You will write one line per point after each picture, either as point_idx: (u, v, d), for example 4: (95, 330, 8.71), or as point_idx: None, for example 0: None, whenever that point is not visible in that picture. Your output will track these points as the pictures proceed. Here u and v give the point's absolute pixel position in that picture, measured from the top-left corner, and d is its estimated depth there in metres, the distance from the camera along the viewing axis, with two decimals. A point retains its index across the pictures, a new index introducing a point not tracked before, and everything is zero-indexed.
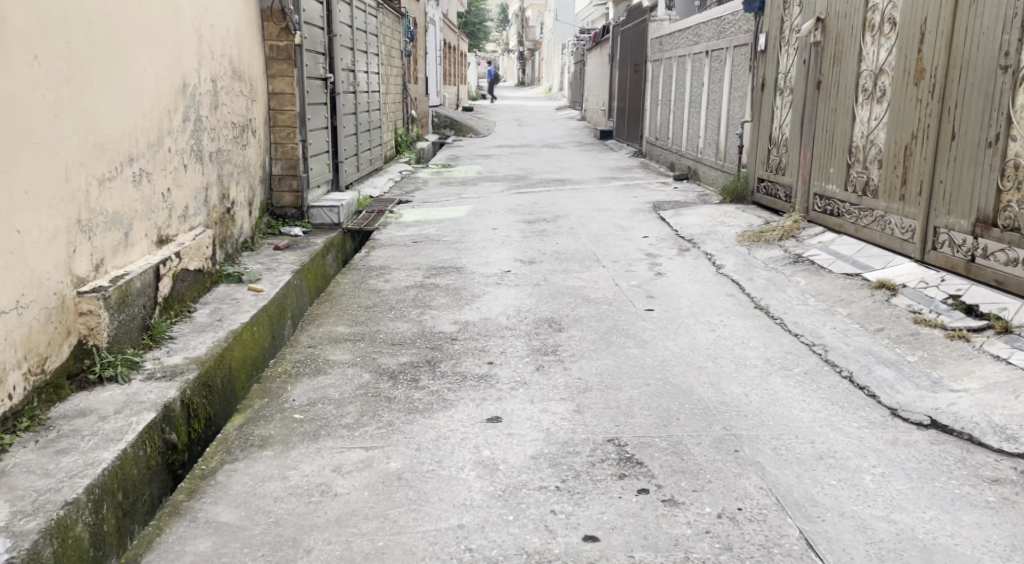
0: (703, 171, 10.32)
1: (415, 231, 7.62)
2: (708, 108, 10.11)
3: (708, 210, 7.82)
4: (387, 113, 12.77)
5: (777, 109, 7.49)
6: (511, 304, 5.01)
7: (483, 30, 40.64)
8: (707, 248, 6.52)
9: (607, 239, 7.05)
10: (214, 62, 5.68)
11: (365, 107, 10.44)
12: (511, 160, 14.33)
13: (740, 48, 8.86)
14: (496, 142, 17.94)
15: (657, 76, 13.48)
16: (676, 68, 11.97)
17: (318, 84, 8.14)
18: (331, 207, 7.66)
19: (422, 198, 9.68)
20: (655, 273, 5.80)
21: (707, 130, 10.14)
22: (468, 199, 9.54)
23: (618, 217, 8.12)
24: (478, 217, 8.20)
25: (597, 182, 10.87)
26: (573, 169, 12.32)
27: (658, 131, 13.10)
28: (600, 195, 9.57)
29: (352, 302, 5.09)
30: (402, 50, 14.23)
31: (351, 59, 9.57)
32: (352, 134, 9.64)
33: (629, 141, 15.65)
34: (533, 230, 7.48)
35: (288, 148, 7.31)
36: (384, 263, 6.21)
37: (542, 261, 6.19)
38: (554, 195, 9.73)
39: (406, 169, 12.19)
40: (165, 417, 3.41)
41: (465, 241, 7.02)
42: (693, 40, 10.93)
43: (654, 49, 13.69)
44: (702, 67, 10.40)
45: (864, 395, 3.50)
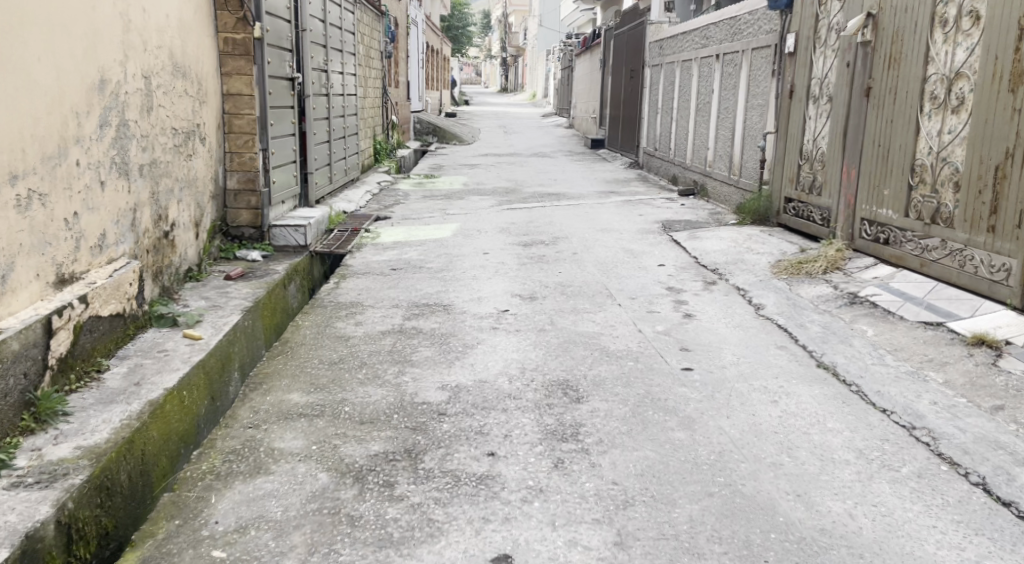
0: (713, 186, 9.38)
1: (394, 255, 6.61)
2: (720, 118, 9.17)
3: (729, 233, 6.86)
4: (365, 119, 11.77)
5: (810, 119, 6.56)
6: (512, 359, 4.03)
7: (466, 34, 39.73)
8: (736, 281, 5.56)
9: (616, 267, 6.08)
10: (148, 54, 4.68)
11: (339, 112, 9.43)
12: (499, 169, 13.34)
13: (760, 51, 7.92)
14: (482, 150, 16.93)
15: (656, 83, 12.53)
16: (680, 74, 11.03)
17: (284, 85, 7.12)
18: (296, 227, 6.59)
19: (403, 213, 8.66)
20: (681, 314, 4.84)
21: (719, 142, 9.19)
22: (453, 215, 8.54)
23: (626, 240, 7.14)
24: (466, 239, 7.21)
25: (595, 197, 9.90)
26: (567, 181, 11.36)
27: (658, 141, 12.14)
28: (601, 213, 8.61)
29: (314, 355, 4.08)
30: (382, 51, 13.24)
31: (323, 57, 8.56)
32: (324, 142, 8.63)
33: (624, 151, 14.71)
34: (531, 255, 6.50)
35: (244, 159, 6.30)
36: (357, 299, 5.19)
37: (545, 297, 5.22)
38: (550, 212, 8.74)
39: (385, 179, 11.18)
40: (25, 551, 2.51)
41: (452, 269, 6.03)
42: (701, 42, 9.99)
43: (654, 53, 12.75)
44: (712, 73, 9.45)
45: (1014, 518, 2.58)
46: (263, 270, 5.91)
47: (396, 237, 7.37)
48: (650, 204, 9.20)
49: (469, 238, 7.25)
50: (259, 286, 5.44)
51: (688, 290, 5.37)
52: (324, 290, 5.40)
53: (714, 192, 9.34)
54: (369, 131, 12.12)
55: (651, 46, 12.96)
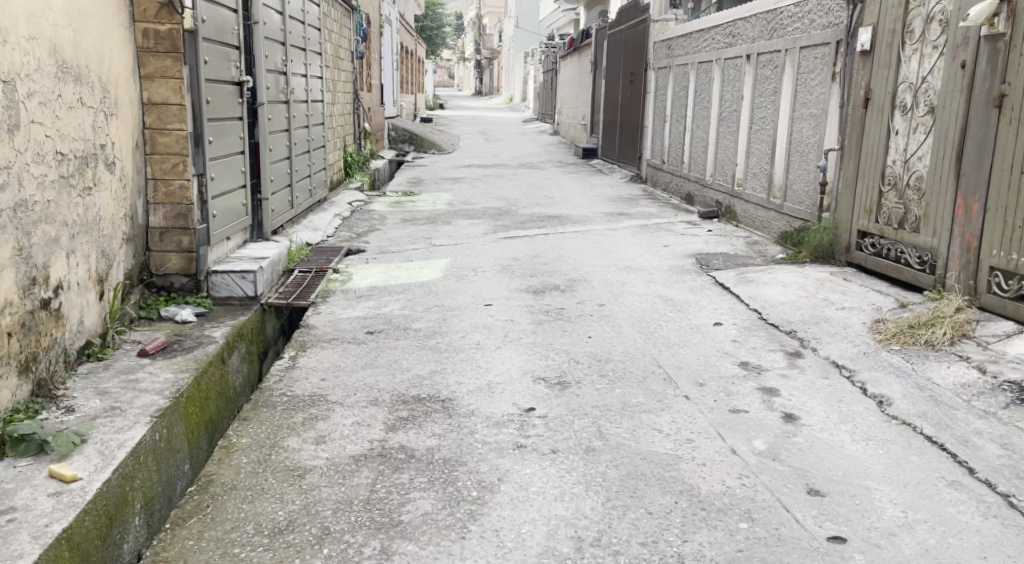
0: (743, 209, 8.04)
1: (372, 308, 5.17)
2: (753, 129, 7.81)
3: (791, 276, 5.49)
4: (334, 129, 10.32)
5: (896, 135, 5.21)
6: (558, 515, 2.61)
7: (441, 36, 38.36)
8: (828, 353, 4.19)
9: (660, 328, 4.70)
10: (7, 47, 3.24)
11: (303, 123, 7.97)
12: (488, 184, 11.93)
13: (812, 51, 6.57)
14: (464, 161, 15.50)
15: (663, 88, 11.18)
16: (696, 78, 9.68)
17: (229, 91, 5.65)
18: (242, 273, 5.14)
19: (380, 244, 7.22)
20: (776, 413, 3.46)
21: (752, 159, 7.83)
22: (442, 247, 7.11)
23: (660, 283, 5.77)
24: (462, 283, 5.80)
25: (604, 220, 8.52)
26: (567, 201, 9.97)
27: (667, 154, 10.79)
28: (618, 243, 7.22)
29: (249, 511, 2.65)
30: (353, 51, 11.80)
31: (282, 57, 7.10)
32: (283, 158, 7.16)
33: (623, 163, 13.37)
34: (546, 308, 5.09)
35: (173, 188, 4.83)
36: (321, 387, 3.76)
37: (580, 381, 3.83)
38: (556, 241, 7.35)
39: (358, 199, 9.73)
40: None
41: (449, 333, 4.62)
42: (725, 41, 8.64)
43: (659, 54, 11.39)
44: (742, 77, 8.10)
45: None
46: (198, 336, 4.45)
47: (374, 279, 5.93)
48: (670, 231, 7.82)
49: (464, 282, 5.83)
50: (187, 366, 3.98)
51: (769, 368, 4.01)
52: (277, 372, 3.96)
53: (745, 217, 7.98)
54: (339, 142, 10.65)
55: (656, 47, 11.60)
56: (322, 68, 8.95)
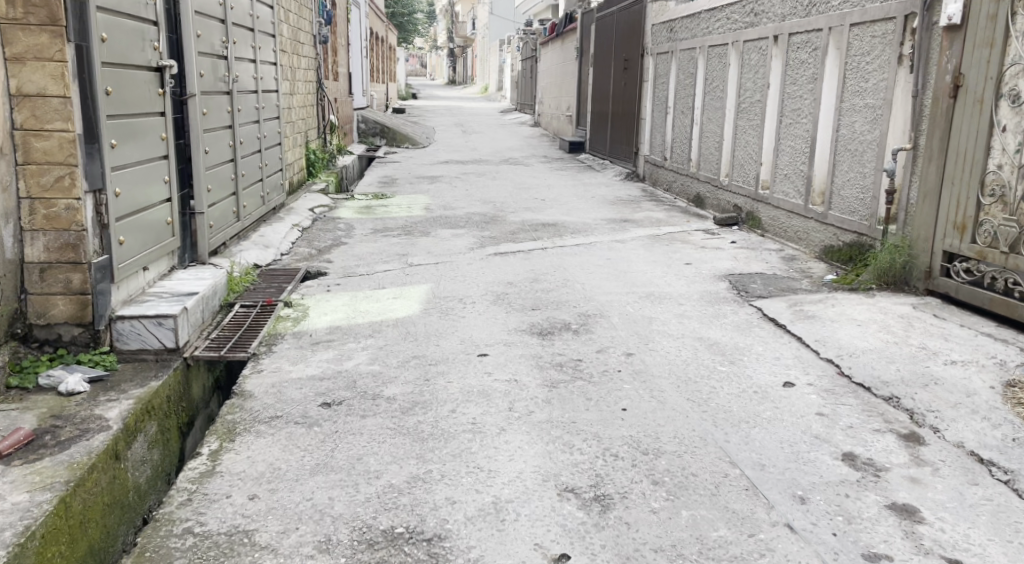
0: (770, 216, 6.92)
1: (333, 361, 3.98)
2: (783, 123, 6.68)
3: (863, 312, 4.34)
4: (292, 123, 9.04)
5: (1003, 132, 4.12)
6: None
7: (412, 23, 37.00)
8: (960, 437, 3.05)
9: (713, 390, 3.54)
10: None
11: (251, 118, 6.70)
12: (468, 184, 10.73)
13: (868, 27, 5.44)
14: (440, 156, 14.27)
15: (665, 76, 10.04)
16: (706, 64, 8.54)
17: (145, 79, 4.39)
18: (155, 320, 3.87)
19: (346, 265, 6.01)
20: (935, 562, 2.35)
21: (781, 158, 6.71)
22: (420, 268, 5.93)
23: (694, 318, 4.60)
24: (448, 322, 4.62)
25: (607, 230, 7.35)
26: (560, 204, 8.81)
27: (672, 149, 9.67)
28: (629, 260, 6.06)
29: None
30: (314, 34, 10.52)
31: (222, 37, 5.83)
32: (225, 161, 5.90)
33: (616, 159, 12.26)
34: (557, 361, 3.92)
35: (57, 209, 3.57)
36: (250, 515, 2.57)
37: (626, 496, 2.66)
38: (555, 258, 6.18)
39: (321, 203, 8.47)
40: None
41: (435, 404, 3.44)
42: (745, 20, 7.51)
43: (660, 38, 10.25)
44: (768, 62, 6.96)
45: None
46: (86, 415, 3.21)
47: (336, 315, 4.73)
48: (688, 244, 6.67)
49: (450, 321, 4.65)
50: (56, 474, 2.76)
51: (889, 465, 2.86)
52: (188, 481, 2.76)
53: (773, 225, 6.86)
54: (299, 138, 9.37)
55: (656, 30, 10.45)
56: (275, 52, 7.69)
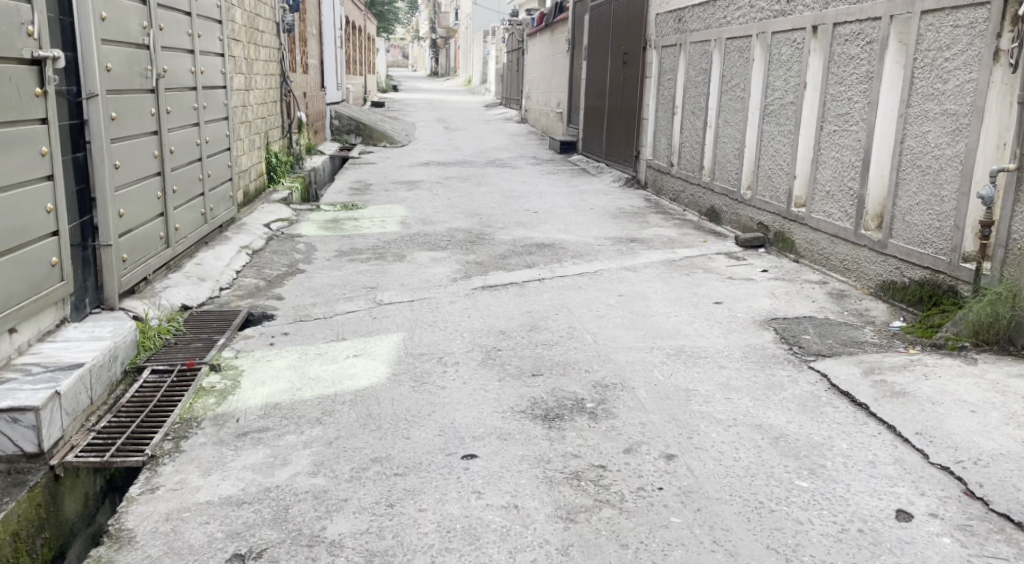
0: (807, 240, 5.89)
1: (261, 467, 2.89)
2: (825, 130, 5.65)
3: (972, 390, 3.29)
4: (246, 123, 7.93)
5: None
6: None
7: (393, 13, 35.79)
8: None
9: (798, 531, 2.48)
10: None
11: (185, 120, 5.58)
12: (450, 193, 9.64)
13: (949, 14, 4.38)
14: (421, 157, 13.17)
15: (672, 72, 9.01)
16: (724, 59, 7.50)
17: (15, 73, 3.30)
18: (8, 416, 2.78)
19: (301, 303, 4.92)
20: None
21: (822, 170, 5.66)
22: (392, 309, 4.85)
23: (744, 391, 3.55)
24: (425, 395, 3.54)
25: (613, 255, 6.30)
26: (555, 220, 7.75)
27: (683, 154, 8.64)
28: (644, 298, 5.02)
29: None
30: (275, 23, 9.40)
31: (138, 22, 4.72)
32: (146, 177, 4.78)
33: (615, 162, 11.22)
34: (574, 466, 2.86)
35: None
36: None
37: None
38: (556, 296, 5.11)
39: (279, 219, 7.35)
40: None
41: (401, 558, 2.38)
42: (775, 7, 6.50)
43: (666, 29, 9.21)
44: (805, 56, 5.94)
45: None
46: None
47: (278, 386, 3.63)
48: (712, 275, 5.62)
49: (427, 392, 3.58)
50: None
51: None
52: None
53: (810, 250, 5.83)
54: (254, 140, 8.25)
55: (661, 20, 9.41)
56: (216, 40, 6.56)
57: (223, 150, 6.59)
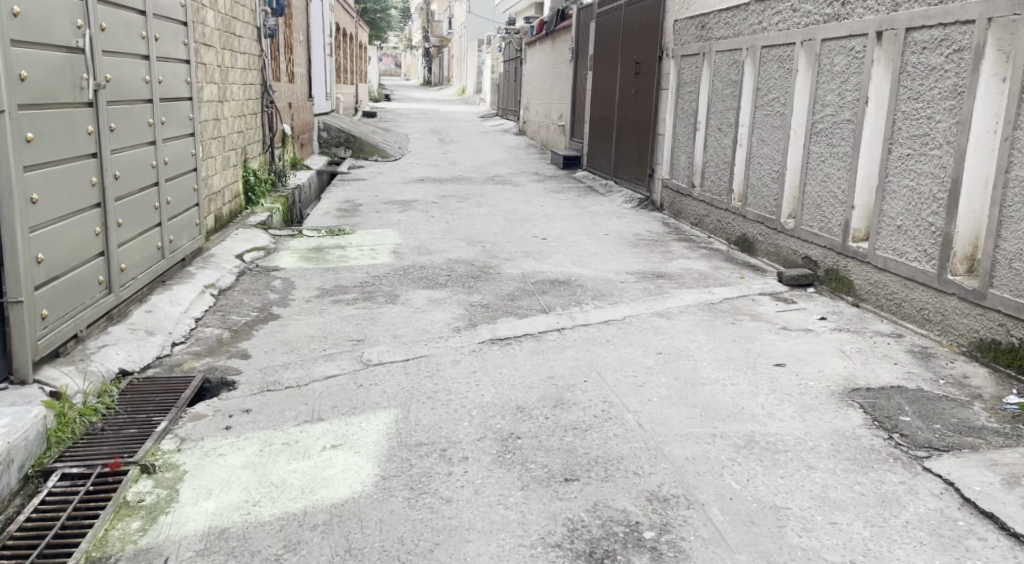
0: (869, 283, 5.04)
1: None
2: (894, 153, 4.81)
3: None
4: (218, 139, 7.05)
5: None
6: None
7: (386, 21, 34.99)
8: None
9: None
10: None
11: (137, 139, 4.71)
12: (448, 215, 8.77)
13: None
14: (415, 173, 12.30)
15: (694, 84, 8.18)
16: (758, 70, 6.66)
17: None
18: None
19: (272, 363, 4.04)
20: None
21: (890, 202, 4.80)
22: (384, 372, 3.97)
23: (850, 511, 2.67)
24: (425, 514, 2.66)
25: (641, 296, 5.43)
26: (567, 250, 6.89)
27: (707, 175, 7.80)
28: (687, 357, 4.15)
29: None
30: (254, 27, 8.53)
31: (70, 20, 3.84)
32: (79, 210, 3.90)
33: (626, 181, 10.38)
34: None
35: None
36: None
37: None
38: (580, 354, 4.24)
39: (255, 250, 6.50)
40: None
41: None
42: (826, 12, 5.68)
43: (687, 36, 8.37)
44: (867, 67, 5.11)
45: None
46: None
47: (229, 497, 2.74)
48: (763, 324, 4.76)
49: (428, 508, 2.70)
50: None
51: None
52: None
53: (875, 294, 4.97)
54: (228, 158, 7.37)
55: (680, 27, 8.59)
56: (179, 45, 5.68)
57: (185, 171, 5.71)
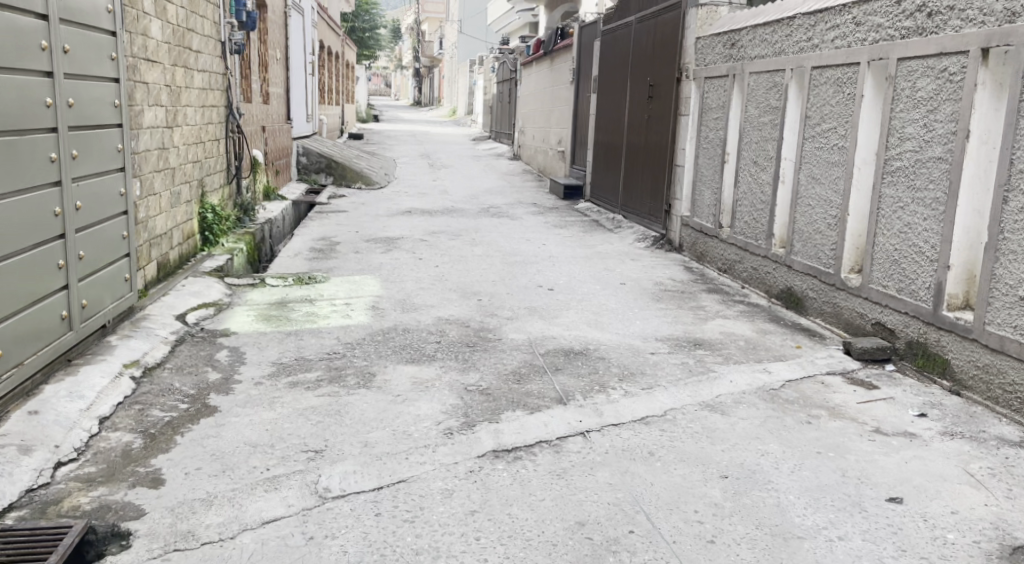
0: (976, 366, 3.99)
1: None
2: (1015, 205, 3.77)
3: None
4: (160, 173, 5.93)
5: None
6: None
7: (375, 40, 34.06)
8: None
9: None
10: None
11: (26, 181, 3.62)
12: (437, 257, 7.67)
13: None
14: (402, 203, 11.20)
15: (721, 110, 7.13)
16: (807, 95, 5.57)
17: None
18: None
19: (192, 497, 2.92)
20: None
21: (1009, 265, 3.79)
22: (347, 513, 2.85)
23: None
24: None
25: (680, 376, 4.32)
26: (579, 307, 5.80)
27: (737, 215, 6.74)
28: (761, 484, 3.06)
29: None
30: (211, 41, 7.41)
31: None
32: None
33: (637, 217, 9.31)
34: None
35: None
36: None
37: None
38: (614, 477, 3.14)
39: (201, 311, 5.38)
40: None
41: None
42: (903, 26, 4.61)
43: (712, 55, 7.31)
44: (969, 94, 4.06)
45: None
46: None
47: None
48: (848, 424, 3.65)
49: None
50: None
51: None
52: None
53: (987, 382, 3.92)
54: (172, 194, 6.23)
55: (703, 46, 7.54)
56: (103, 60, 4.59)
57: (107, 217, 4.62)
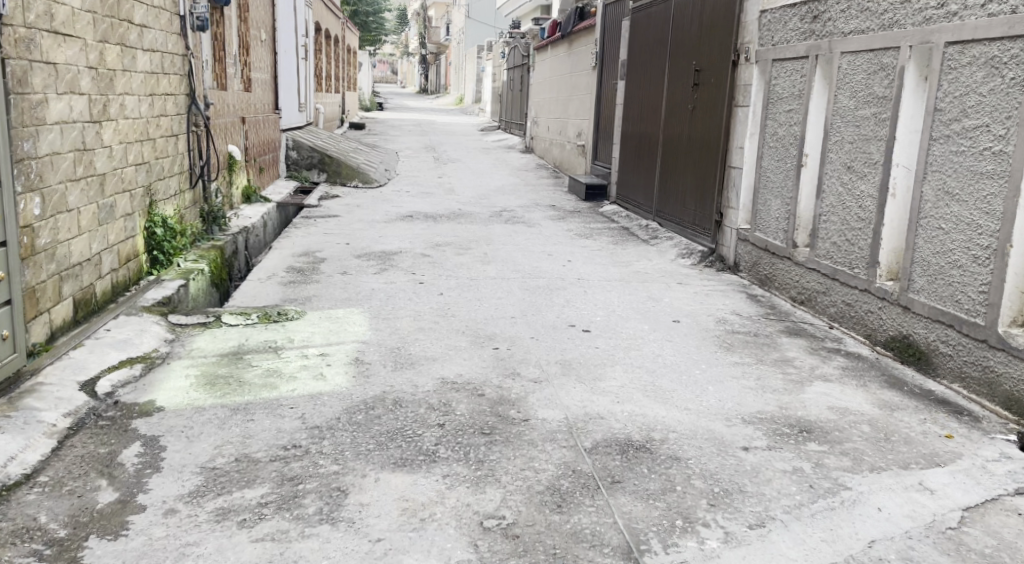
0: None
1: None
2: None
3: None
4: (72, 183, 4.52)
5: None
6: None
7: (379, 23, 32.50)
8: None
9: None
10: None
11: None
12: (441, 280, 6.26)
13: None
14: (402, 206, 9.78)
15: (795, 99, 5.67)
16: (938, 80, 4.12)
17: None
18: None
19: None
20: None
21: None
22: None
23: None
24: None
25: (798, 498, 2.91)
26: (626, 362, 4.38)
27: (819, 234, 5.30)
28: None
29: None
30: (157, 14, 5.97)
31: None
32: None
33: (678, 226, 7.87)
34: None
35: None
36: None
37: None
38: None
39: (120, 375, 3.99)
40: None
41: None
42: None
43: (783, 31, 5.84)
44: None
45: None
46: None
47: None
48: None
49: None
50: None
51: None
52: None
53: None
54: (93, 211, 4.83)
55: (769, 20, 6.06)
56: None
57: None
